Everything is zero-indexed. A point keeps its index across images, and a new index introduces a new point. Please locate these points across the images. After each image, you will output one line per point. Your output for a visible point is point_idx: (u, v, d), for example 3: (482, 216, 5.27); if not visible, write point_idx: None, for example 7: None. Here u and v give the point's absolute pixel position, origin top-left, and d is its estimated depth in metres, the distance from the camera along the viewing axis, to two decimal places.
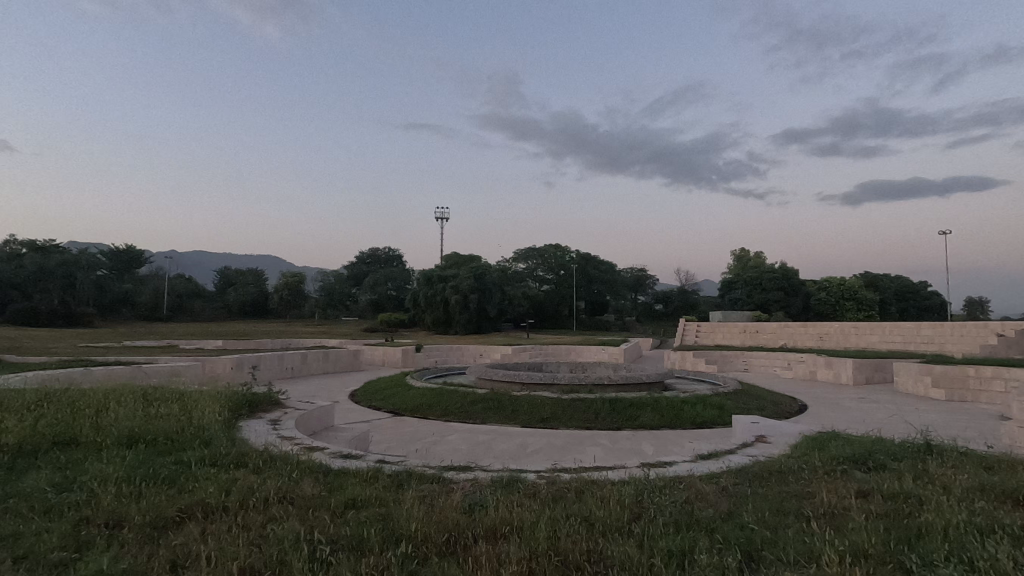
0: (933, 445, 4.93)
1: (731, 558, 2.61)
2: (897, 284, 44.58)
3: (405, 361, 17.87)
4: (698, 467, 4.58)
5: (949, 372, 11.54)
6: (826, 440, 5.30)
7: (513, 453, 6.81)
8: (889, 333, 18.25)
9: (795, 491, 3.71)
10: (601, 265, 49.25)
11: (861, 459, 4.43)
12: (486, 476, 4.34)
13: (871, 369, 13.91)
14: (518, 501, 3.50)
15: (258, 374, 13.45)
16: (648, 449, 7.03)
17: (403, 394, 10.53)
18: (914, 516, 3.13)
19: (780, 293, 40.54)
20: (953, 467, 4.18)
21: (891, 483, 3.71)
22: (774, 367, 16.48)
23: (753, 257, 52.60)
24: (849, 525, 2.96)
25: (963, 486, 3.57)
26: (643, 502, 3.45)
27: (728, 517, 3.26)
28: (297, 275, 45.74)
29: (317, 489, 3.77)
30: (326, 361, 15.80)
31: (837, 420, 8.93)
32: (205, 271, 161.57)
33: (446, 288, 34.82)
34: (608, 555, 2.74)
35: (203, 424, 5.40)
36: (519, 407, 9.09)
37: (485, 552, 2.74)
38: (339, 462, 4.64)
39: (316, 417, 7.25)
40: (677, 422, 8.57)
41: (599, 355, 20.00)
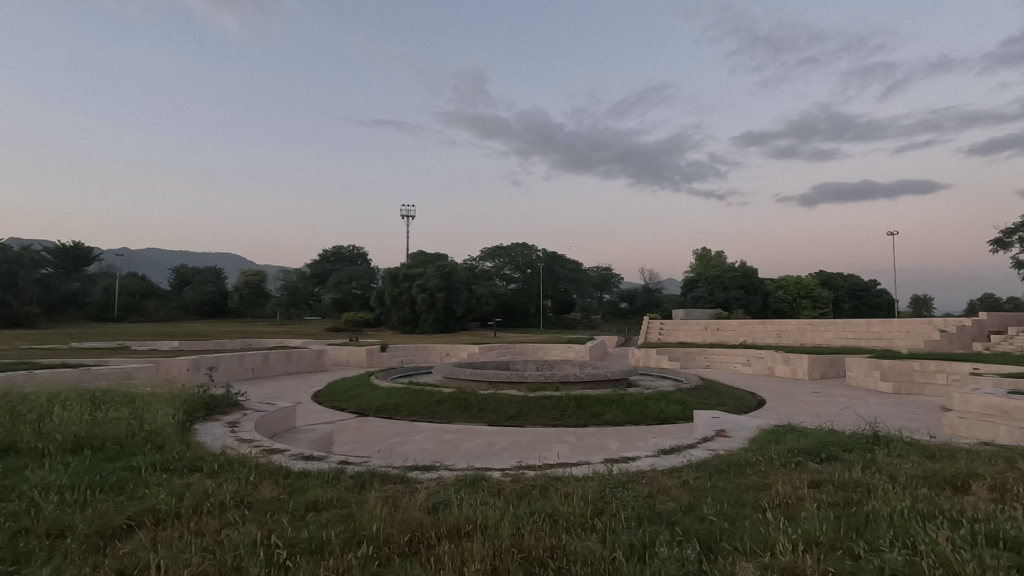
0: (881, 436, 5.15)
1: (691, 550, 2.66)
2: (849, 283, 46.43)
3: (370, 361, 17.62)
4: (661, 462, 4.66)
5: (897, 367, 12.11)
6: (783, 433, 5.49)
7: (480, 452, 6.81)
8: (842, 329, 19.02)
9: (753, 483, 3.81)
10: (567, 264, 49.61)
11: (816, 451, 4.59)
12: (450, 475, 4.31)
13: (826, 365, 14.47)
14: (481, 499, 3.50)
15: (216, 375, 13.03)
16: (613, 445, 7.15)
17: (368, 394, 10.39)
18: (862, 504, 3.26)
19: (740, 292, 41.68)
20: (898, 456, 4.39)
21: (842, 473, 3.86)
22: (734, 363, 16.96)
23: (714, 256, 53.92)
24: (802, 514, 3.06)
25: (909, 475, 3.74)
26: (607, 497, 3.49)
27: (688, 509, 3.33)
28: (257, 273, 44.55)
29: (276, 491, 3.68)
30: (288, 362, 15.45)
31: (793, 414, 9.24)
32: (159, 270, 155.92)
33: (413, 286, 34.50)
34: (571, 551, 2.76)
35: (156, 428, 5.19)
36: (486, 406, 9.09)
37: (448, 552, 2.72)
38: (300, 463, 4.54)
39: (277, 419, 7.08)
40: (641, 418, 8.72)
41: (564, 353, 20.15)
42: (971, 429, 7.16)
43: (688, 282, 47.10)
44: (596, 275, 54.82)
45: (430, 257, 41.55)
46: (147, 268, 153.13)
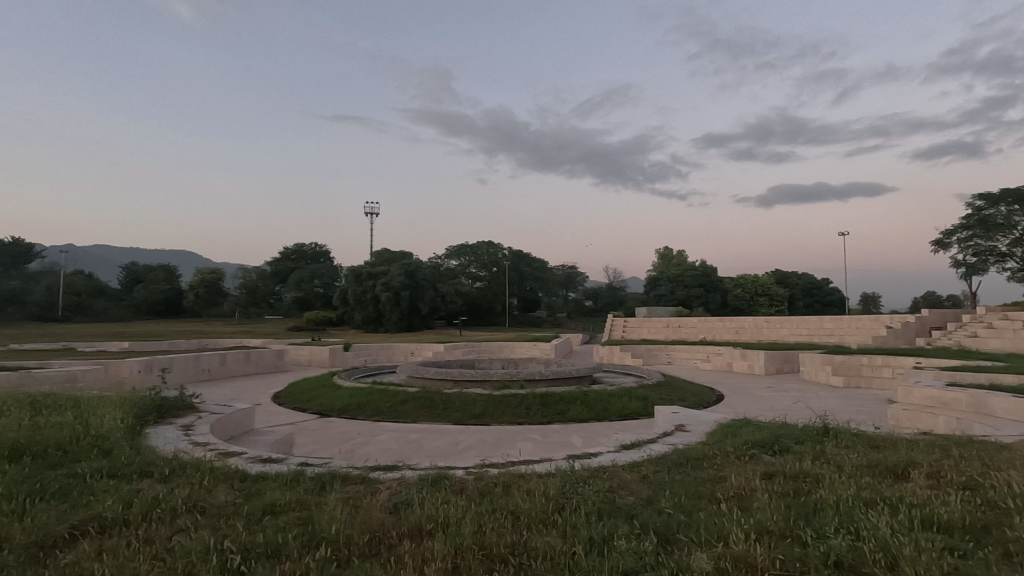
0: (830, 428, 5.37)
1: (649, 542, 2.72)
2: (804, 282, 48.23)
3: (333, 361, 17.30)
4: (622, 457, 4.75)
5: (848, 362, 12.64)
6: (738, 427, 5.67)
7: (445, 450, 6.79)
8: (796, 326, 19.70)
9: (709, 476, 3.92)
10: (532, 263, 49.77)
11: (769, 443, 4.76)
12: (413, 474, 4.28)
13: (781, 360, 14.98)
14: (444, 497, 3.49)
15: (170, 377, 12.54)
16: (577, 441, 7.24)
17: (330, 394, 10.22)
18: (810, 494, 3.39)
19: (701, 290, 42.72)
20: (846, 447, 4.59)
21: (794, 464, 4.01)
22: (695, 359, 17.39)
23: (676, 255, 55.08)
24: (755, 505, 3.16)
25: (855, 465, 3.92)
26: (568, 492, 3.53)
27: (647, 503, 3.41)
28: (214, 271, 43.08)
29: (232, 495, 3.58)
30: (246, 362, 15.01)
31: (750, 409, 9.52)
32: (109, 268, 149.09)
33: (377, 285, 34.05)
34: (531, 546, 2.78)
35: (103, 433, 4.97)
36: (451, 404, 9.07)
37: (408, 552, 2.70)
38: (257, 466, 4.42)
39: (235, 421, 6.88)
40: (605, 414, 8.86)
41: (530, 351, 20.23)
42: (913, 420, 7.54)
43: (651, 280, 48.04)
44: (561, 273, 55.44)
45: (395, 255, 41.07)
46: (95, 265, 146.02)
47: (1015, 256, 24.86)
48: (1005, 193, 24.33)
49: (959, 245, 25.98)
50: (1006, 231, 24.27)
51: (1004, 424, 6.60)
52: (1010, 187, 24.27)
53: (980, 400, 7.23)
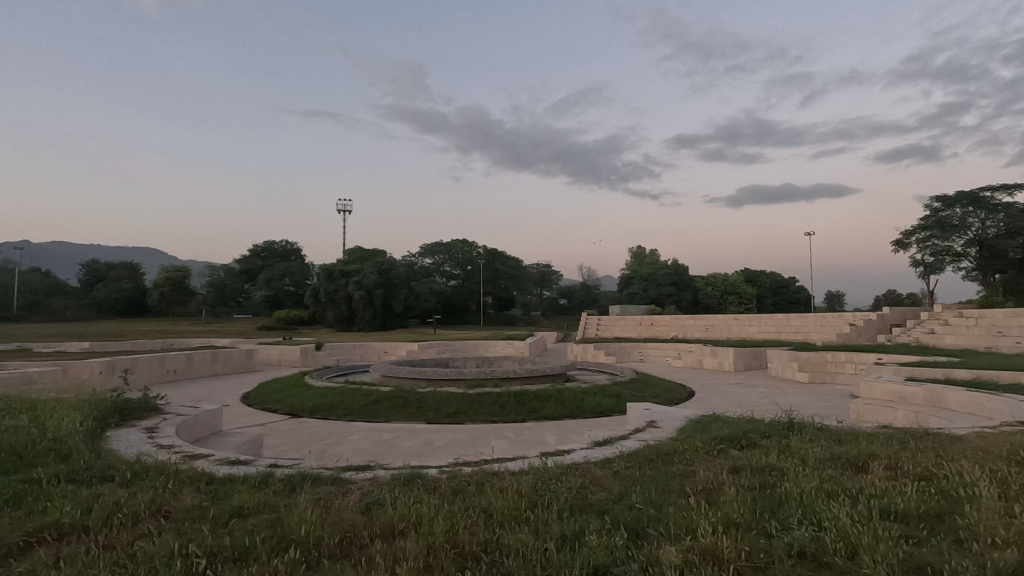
0: (795, 423, 5.52)
1: (619, 537, 2.76)
2: (771, 280, 49.44)
3: (304, 361, 17.02)
4: (594, 454, 4.80)
5: (813, 358, 12.99)
6: (707, 422, 5.77)
7: (418, 450, 6.75)
8: (764, 323, 20.17)
9: (679, 471, 3.99)
10: (507, 261, 49.80)
11: (737, 438, 4.87)
12: (386, 474, 4.24)
13: (750, 357, 15.33)
14: (417, 497, 3.48)
15: (133, 378, 12.16)
16: (551, 438, 7.28)
17: (301, 395, 10.05)
18: (775, 486, 3.49)
19: (673, 288, 43.40)
20: (810, 441, 4.73)
21: (760, 458, 4.12)
22: (667, 357, 17.67)
23: (649, 254, 55.81)
24: (722, 499, 3.24)
25: (819, 458, 4.04)
26: (541, 489, 3.56)
27: (619, 498, 3.45)
28: (180, 268, 41.97)
29: (197, 499, 3.49)
30: (214, 362, 14.66)
31: (720, 405, 9.71)
32: (68, 265, 143.77)
33: (350, 283, 33.63)
34: (504, 544, 2.79)
35: (61, 436, 4.80)
36: (425, 404, 9.01)
37: (380, 552, 2.68)
38: (224, 469, 4.33)
39: (202, 423, 6.72)
40: (578, 411, 8.93)
41: (504, 349, 20.25)
42: (874, 414, 7.80)
43: (624, 279, 48.67)
44: (536, 272, 55.73)
45: (368, 252, 40.62)
46: (52, 262, 140.44)
47: (968, 256, 25.78)
48: (960, 196, 25.34)
49: (917, 245, 26.97)
50: (961, 232, 25.28)
51: (958, 416, 6.89)
52: (965, 190, 25.31)
53: (936, 394, 7.53)
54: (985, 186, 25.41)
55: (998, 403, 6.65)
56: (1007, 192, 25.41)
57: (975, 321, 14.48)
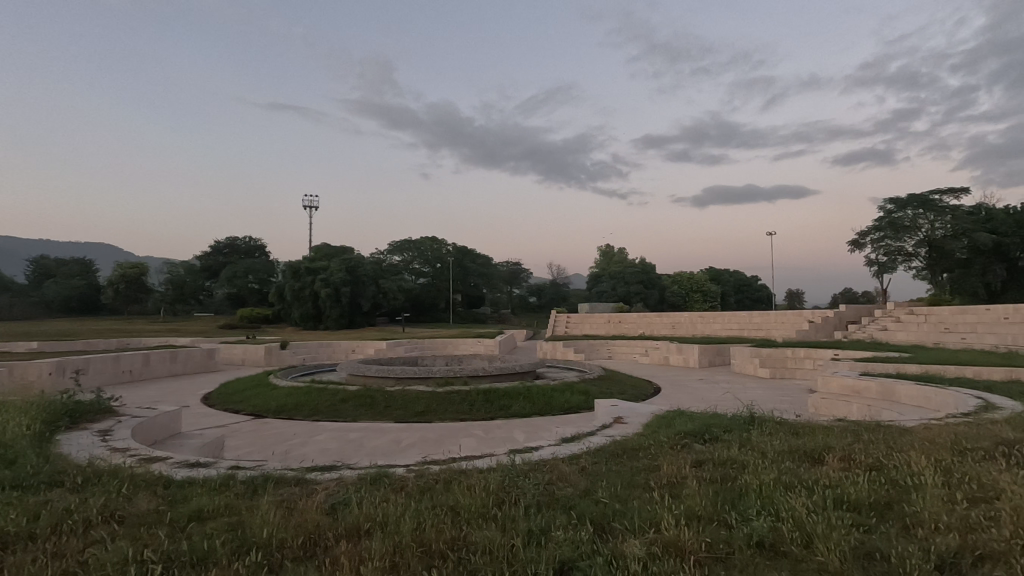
0: (756, 417, 5.68)
1: (585, 532, 2.80)
2: (735, 279, 50.71)
3: (268, 360, 16.60)
4: (562, 450, 4.84)
5: (774, 354, 13.37)
6: (672, 418, 5.89)
7: (386, 449, 6.69)
8: (728, 321, 20.65)
9: (644, 466, 4.07)
10: (476, 259, 49.63)
11: (701, 433, 4.97)
12: (352, 474, 4.18)
13: (714, 354, 15.71)
14: (383, 496, 3.44)
15: (85, 379, 11.67)
16: (520, 436, 7.32)
17: (265, 395, 9.82)
18: (736, 479, 3.59)
19: (640, 286, 44.05)
20: (769, 434, 4.88)
21: (721, 452, 4.23)
22: (634, 354, 17.92)
23: (617, 253, 56.46)
24: (685, 492, 3.32)
25: (777, 451, 4.17)
26: (507, 486, 3.57)
27: (585, 493, 3.49)
28: (136, 265, 40.44)
29: (154, 503, 3.38)
30: (173, 362, 14.18)
31: (684, 400, 9.92)
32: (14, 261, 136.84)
33: (316, 281, 32.99)
34: (471, 541, 2.79)
35: (5, 441, 4.57)
36: (393, 403, 8.93)
37: (345, 552, 2.65)
38: (183, 472, 4.19)
39: (159, 424, 6.49)
40: (547, 408, 8.98)
41: (473, 347, 20.19)
42: (830, 408, 8.09)
43: (592, 278, 49.18)
44: (506, 270, 55.76)
45: (334, 249, 39.89)
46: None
47: (919, 256, 26.94)
48: (911, 198, 26.47)
49: (872, 245, 28.08)
50: (912, 232, 26.43)
51: (908, 409, 7.21)
52: (916, 193, 26.41)
53: (888, 387, 7.86)
54: (935, 189, 26.59)
55: (944, 396, 6.97)
56: (954, 196, 26.64)
57: (924, 318, 15.15)
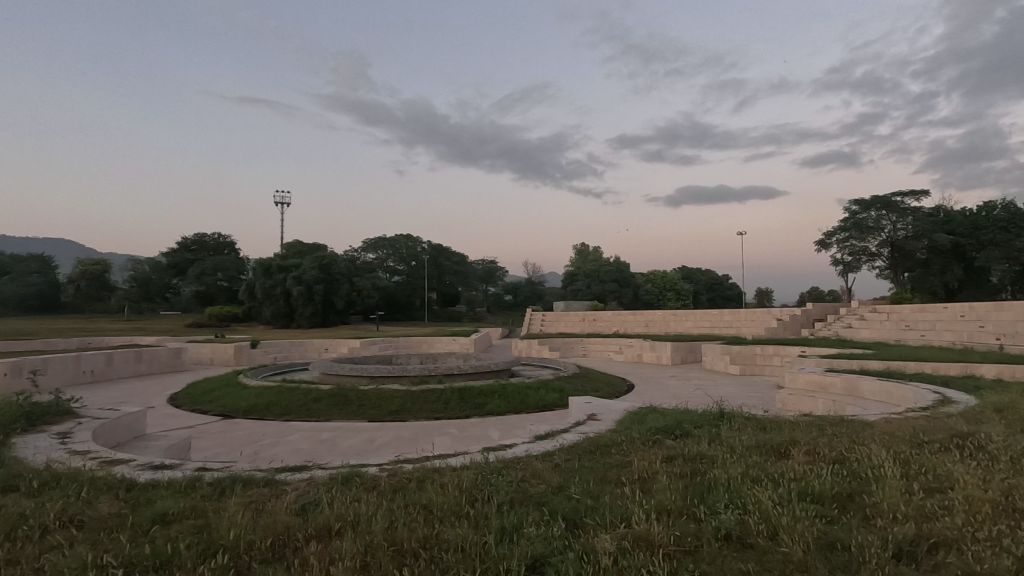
0: (725, 413, 5.80)
1: (556, 528, 2.82)
2: (707, 278, 51.66)
3: (237, 360, 16.25)
4: (535, 447, 4.85)
5: (744, 351, 13.67)
6: (645, 414, 5.96)
7: (359, 449, 6.62)
8: (700, 318, 21.02)
9: (616, 462, 4.11)
10: (452, 257, 49.41)
11: (672, 429, 5.05)
12: (323, 474, 4.13)
13: (686, 351, 15.97)
14: (354, 496, 3.40)
15: (44, 380, 11.25)
16: (495, 433, 7.32)
17: (234, 395, 9.61)
18: (705, 473, 3.66)
19: (615, 285, 44.49)
20: (738, 429, 4.98)
21: (691, 447, 4.31)
22: (609, 351, 18.09)
23: (592, 251, 56.90)
24: (656, 486, 3.37)
25: (746, 446, 4.27)
26: (481, 483, 3.57)
27: (557, 490, 3.52)
28: (99, 262, 39.16)
29: (116, 507, 3.28)
30: (138, 362, 13.79)
31: (657, 397, 10.07)
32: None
33: (288, 278, 32.42)
34: (443, 539, 2.78)
35: None
36: (367, 401, 8.84)
37: (314, 553, 2.61)
38: (147, 475, 4.07)
39: (122, 426, 6.29)
40: (522, 406, 9.00)
41: (448, 346, 20.10)
42: (797, 403, 8.33)
43: (568, 276, 49.52)
44: (481, 268, 55.73)
45: (307, 246, 39.25)
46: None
47: (882, 256, 27.87)
48: (875, 200, 27.40)
49: (838, 245, 28.94)
50: (875, 233, 27.33)
51: (870, 404, 7.46)
52: (879, 195, 27.33)
53: (852, 383, 8.10)
54: (897, 192, 27.50)
55: (905, 391, 7.22)
56: (915, 198, 27.63)
57: (886, 316, 15.68)
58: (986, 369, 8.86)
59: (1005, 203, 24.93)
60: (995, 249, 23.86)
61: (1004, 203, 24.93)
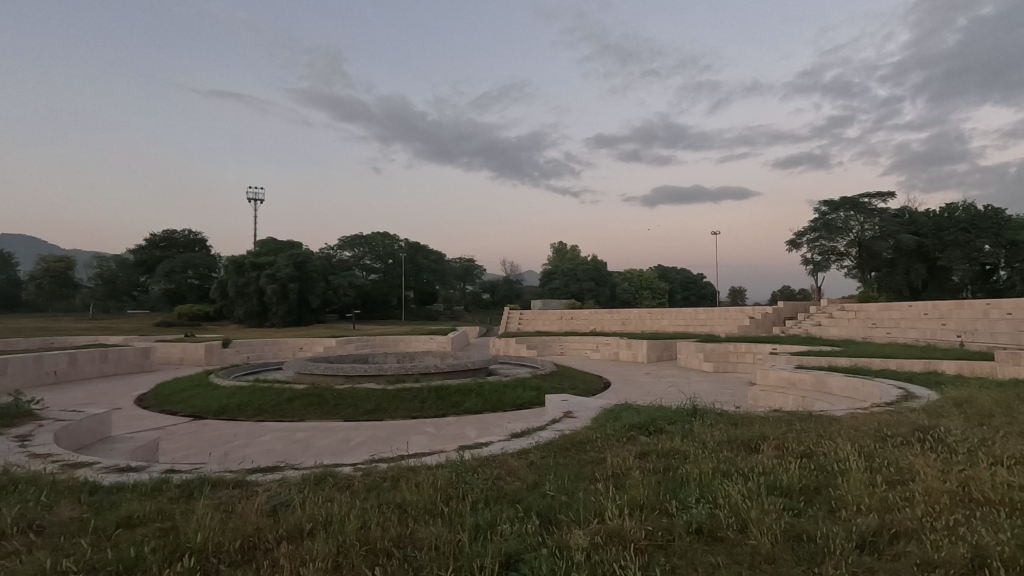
0: (698, 409, 5.89)
1: (530, 524, 2.84)
2: (682, 276, 52.45)
3: (208, 359, 15.89)
4: (511, 445, 4.85)
5: (717, 349, 13.91)
6: (620, 411, 6.02)
7: (334, 449, 6.54)
8: (675, 317, 21.29)
9: (590, 458, 4.14)
10: (429, 255, 49.11)
11: (646, 425, 5.11)
12: (296, 474, 4.07)
13: (661, 349, 16.15)
14: (327, 496, 3.36)
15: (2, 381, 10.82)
16: (471, 432, 7.31)
17: (205, 395, 9.40)
18: (677, 469, 3.71)
19: (592, 284, 44.80)
20: (710, 425, 5.07)
21: (664, 443, 4.37)
22: (586, 350, 18.18)
23: (570, 250, 57.22)
24: (629, 482, 3.41)
25: (718, 441, 4.34)
26: (457, 482, 3.56)
27: (532, 487, 3.53)
28: (62, 260, 38.58)
29: (79, 510, 3.18)
30: (104, 362, 13.38)
31: (632, 395, 10.15)
32: None
33: (261, 276, 31.82)
34: (417, 538, 2.77)
35: None
36: (342, 401, 8.74)
37: (285, 554, 2.57)
38: (111, 478, 3.96)
39: (85, 428, 6.09)
40: (499, 405, 9.00)
41: (425, 344, 19.96)
42: (768, 399, 8.70)
43: (545, 275, 49.70)
44: (459, 266, 55.54)
45: (282, 244, 38.60)
46: None
47: (850, 255, 28.62)
48: (844, 201, 28.09)
49: (808, 245, 29.62)
50: (844, 233, 28.03)
51: (837, 400, 7.68)
52: (848, 196, 28.04)
53: (820, 379, 8.27)
54: (865, 193, 28.24)
55: (870, 387, 7.43)
56: (881, 200, 28.45)
57: (854, 314, 16.11)
58: (948, 365, 9.15)
59: (966, 205, 25.82)
60: (956, 249, 24.66)
61: (966, 205, 25.75)
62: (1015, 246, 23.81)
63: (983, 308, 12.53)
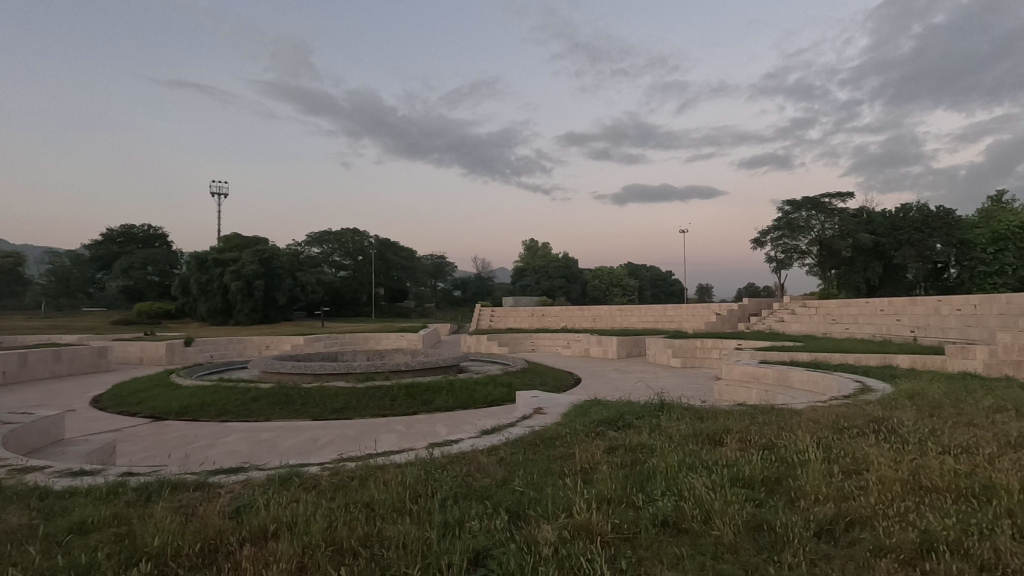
0: (666, 403, 5.98)
1: (498, 520, 2.84)
2: (651, 274, 53.29)
3: (170, 358, 15.40)
4: (481, 442, 4.86)
5: (685, 345, 14.15)
6: (589, 406, 6.08)
7: (302, 448, 6.43)
8: (644, 314, 21.62)
9: (560, 454, 4.17)
10: (400, 252, 48.69)
11: (614, 421, 5.17)
12: (261, 475, 3.99)
13: (630, 345, 16.38)
14: (292, 496, 3.30)
15: None
16: (442, 429, 7.29)
17: (167, 395, 9.11)
18: (643, 462, 3.78)
19: (563, 281, 45.14)
20: (676, 419, 5.17)
21: (632, 437, 4.44)
22: (556, 346, 18.26)
23: (541, 248, 57.46)
24: (597, 476, 3.45)
25: (684, 435, 4.43)
26: (425, 479, 3.54)
27: (501, 483, 3.54)
28: (12, 255, 37.28)
29: (27, 517, 3.05)
30: (57, 362, 12.84)
31: (602, 391, 10.25)
32: None
33: (225, 273, 31.02)
34: (385, 536, 2.75)
35: None
36: (310, 399, 8.59)
37: (249, 556, 2.52)
38: (64, 482, 3.80)
39: (36, 431, 5.84)
40: (469, 402, 8.98)
41: (395, 342, 19.76)
42: (732, 394, 8.92)
43: (517, 271, 49.86)
44: (431, 263, 55.24)
45: (247, 240, 37.61)
46: None
47: (811, 254, 29.55)
48: (806, 201, 28.99)
49: (772, 244, 30.48)
50: (806, 232, 28.92)
51: (798, 393, 7.92)
52: (810, 196, 28.93)
53: (782, 374, 8.54)
54: (826, 193, 29.17)
55: (829, 381, 7.71)
56: (841, 199, 29.43)
57: (815, 310, 16.63)
58: (901, 359, 9.53)
59: (919, 205, 26.90)
60: (910, 248, 25.67)
61: (919, 206, 26.83)
62: (964, 245, 24.96)
63: (934, 305, 13.05)
